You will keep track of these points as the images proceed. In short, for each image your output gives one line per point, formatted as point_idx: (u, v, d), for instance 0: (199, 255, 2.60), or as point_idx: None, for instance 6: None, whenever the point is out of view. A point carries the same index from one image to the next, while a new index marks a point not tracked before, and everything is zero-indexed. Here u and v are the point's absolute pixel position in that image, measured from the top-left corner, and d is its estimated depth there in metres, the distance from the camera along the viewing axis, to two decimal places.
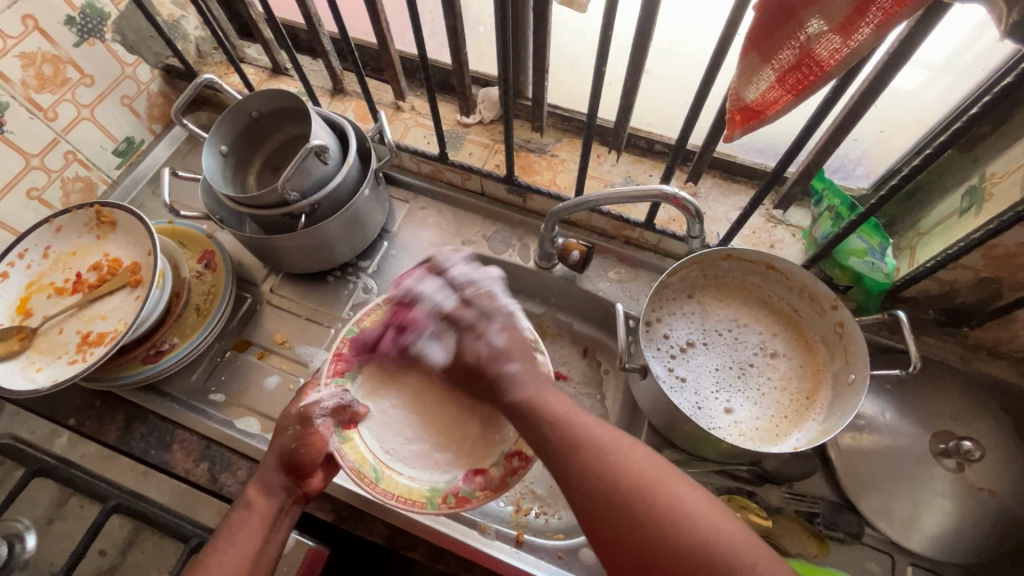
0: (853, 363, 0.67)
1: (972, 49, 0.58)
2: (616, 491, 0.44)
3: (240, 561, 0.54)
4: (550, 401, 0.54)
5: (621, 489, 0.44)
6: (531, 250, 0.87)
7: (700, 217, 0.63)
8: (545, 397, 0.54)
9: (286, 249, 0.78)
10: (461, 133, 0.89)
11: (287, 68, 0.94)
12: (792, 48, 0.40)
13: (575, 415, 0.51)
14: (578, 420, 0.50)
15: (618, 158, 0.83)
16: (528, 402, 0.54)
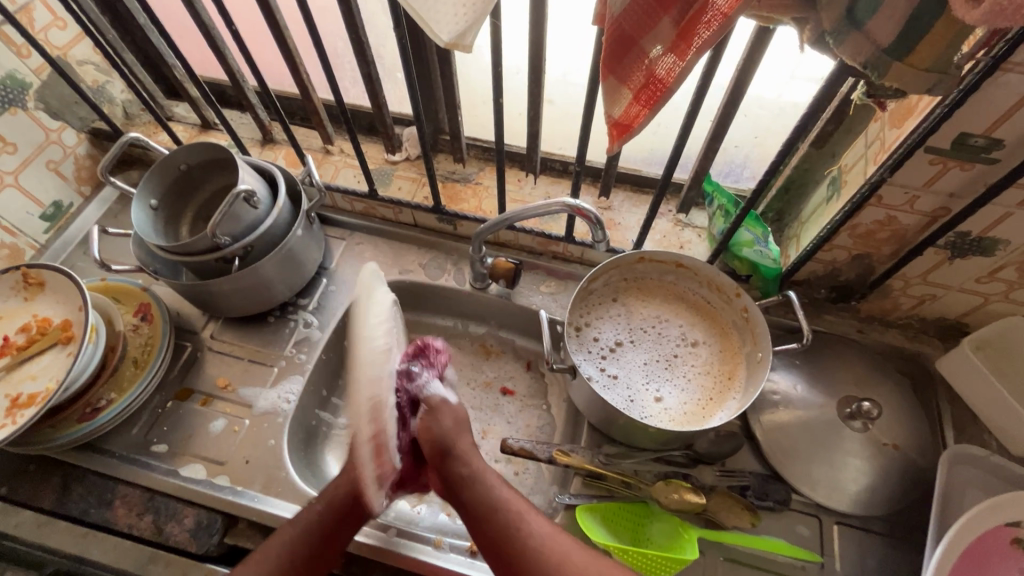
0: (760, 342, 0.74)
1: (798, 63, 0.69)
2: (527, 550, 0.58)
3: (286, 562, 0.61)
4: (510, 502, 0.62)
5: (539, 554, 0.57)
6: (466, 273, 0.92)
7: (601, 224, 0.68)
8: (516, 506, 0.61)
9: (222, 291, 0.80)
10: (389, 170, 0.94)
11: (216, 122, 0.98)
12: (641, 70, 0.47)
13: (527, 511, 0.61)
14: (529, 522, 0.60)
15: (537, 181, 0.89)
16: (502, 508, 0.61)
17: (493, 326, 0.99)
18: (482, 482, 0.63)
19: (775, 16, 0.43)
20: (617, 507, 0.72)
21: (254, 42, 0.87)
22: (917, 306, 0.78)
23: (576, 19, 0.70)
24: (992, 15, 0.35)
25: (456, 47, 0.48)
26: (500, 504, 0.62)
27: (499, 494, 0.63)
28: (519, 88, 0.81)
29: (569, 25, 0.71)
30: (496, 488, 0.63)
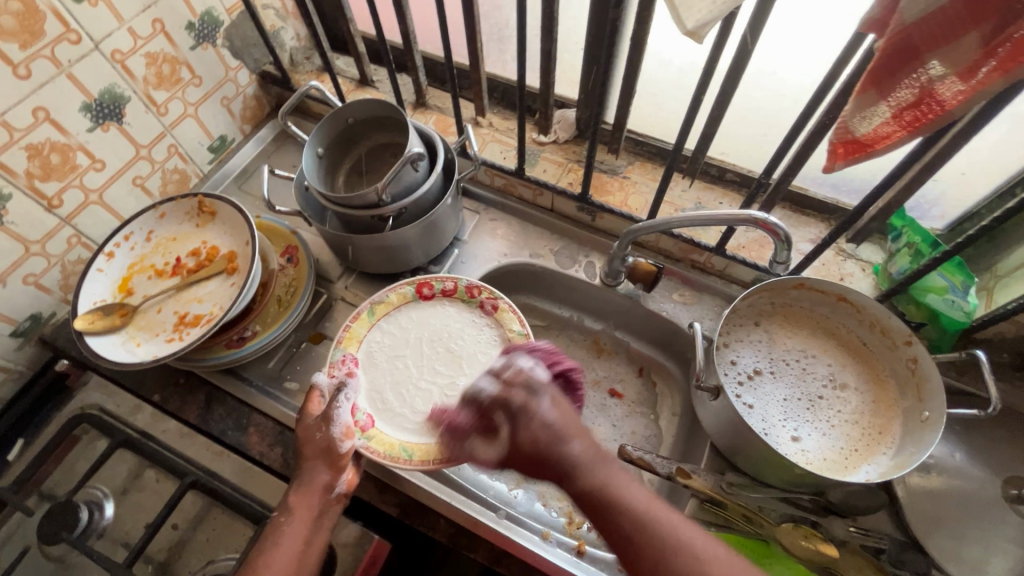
0: (927, 400, 0.66)
1: None
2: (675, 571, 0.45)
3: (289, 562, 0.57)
4: (623, 493, 0.49)
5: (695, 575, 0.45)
6: (597, 267, 0.90)
7: (789, 242, 0.64)
8: (615, 485, 0.49)
9: (366, 247, 0.81)
10: (536, 151, 0.93)
11: (373, 80, 1.00)
12: (911, 87, 0.42)
13: (653, 503, 0.49)
14: (652, 511, 0.48)
15: (690, 184, 0.85)
16: (599, 491, 0.49)
17: (610, 324, 0.96)
18: (586, 468, 0.50)
19: None
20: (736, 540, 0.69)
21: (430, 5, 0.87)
22: None
23: (801, 23, 0.61)
24: None
25: (694, 36, 0.47)
26: (613, 490, 0.49)
27: (626, 490, 0.50)
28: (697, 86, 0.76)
29: (787, 30, 0.63)
30: (620, 487, 0.49)
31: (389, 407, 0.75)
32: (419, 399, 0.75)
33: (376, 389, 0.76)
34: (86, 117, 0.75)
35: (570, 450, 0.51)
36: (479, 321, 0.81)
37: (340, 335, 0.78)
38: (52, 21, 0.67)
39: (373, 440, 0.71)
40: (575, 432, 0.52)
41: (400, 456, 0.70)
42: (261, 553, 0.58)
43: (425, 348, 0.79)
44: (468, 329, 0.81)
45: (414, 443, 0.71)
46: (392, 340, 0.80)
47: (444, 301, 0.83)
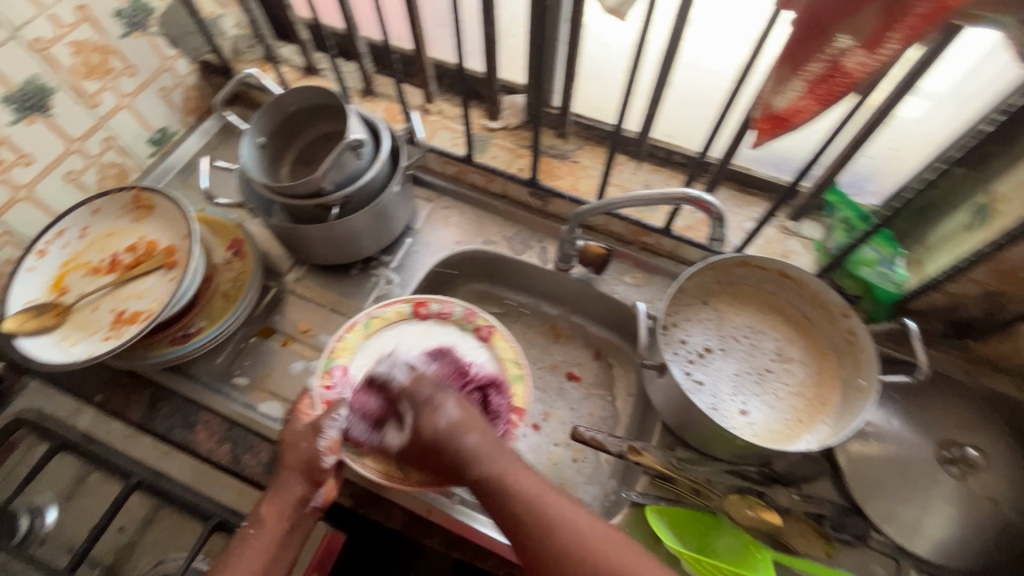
0: (864, 368, 0.68)
1: (978, 78, 0.60)
2: (564, 552, 0.50)
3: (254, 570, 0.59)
4: (513, 487, 0.54)
5: (579, 558, 0.49)
6: (550, 253, 0.90)
7: (723, 221, 0.65)
8: (509, 476, 0.55)
9: (314, 237, 0.80)
10: (486, 137, 0.92)
11: (320, 68, 0.98)
12: (821, 61, 0.43)
13: (545, 490, 0.54)
14: (543, 499, 0.53)
15: (638, 167, 0.86)
16: (495, 480, 0.55)
17: (567, 309, 0.97)
18: (472, 461, 0.56)
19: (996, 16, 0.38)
20: (684, 513, 0.71)
21: None
22: None
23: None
24: None
25: (615, 14, 0.47)
26: (506, 488, 0.54)
27: (516, 481, 0.55)
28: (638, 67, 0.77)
29: (715, 6, 0.63)
30: (513, 479, 0.55)
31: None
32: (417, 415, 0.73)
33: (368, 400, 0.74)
34: (7, 109, 0.72)
35: (462, 444, 0.56)
36: (472, 346, 0.78)
37: (331, 346, 0.76)
38: None
39: (368, 454, 0.69)
40: (466, 424, 0.58)
41: (395, 475, 0.68)
42: (224, 564, 0.60)
43: (418, 361, 0.77)
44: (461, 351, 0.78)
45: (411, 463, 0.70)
46: (387, 350, 0.78)
47: (437, 323, 0.81)
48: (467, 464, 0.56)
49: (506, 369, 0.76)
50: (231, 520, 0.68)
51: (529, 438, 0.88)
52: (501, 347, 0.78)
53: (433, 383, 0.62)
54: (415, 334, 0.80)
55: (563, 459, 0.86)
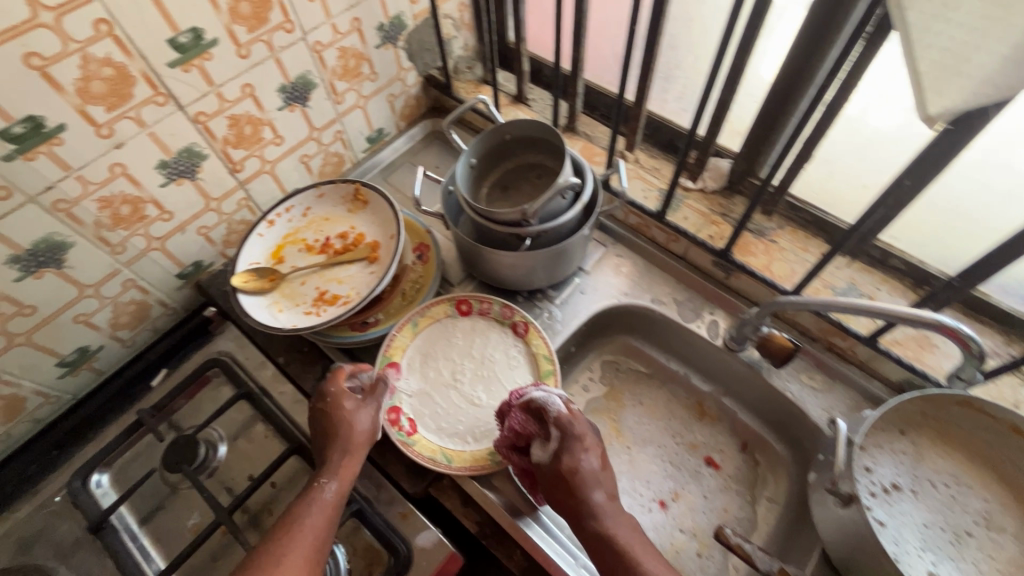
0: None
1: None
2: None
3: (316, 532, 0.61)
4: (636, 551, 0.60)
5: None
6: (721, 328, 0.85)
7: (980, 355, 0.57)
8: (635, 548, 0.60)
9: (496, 261, 0.83)
10: (680, 196, 0.90)
11: (529, 98, 1.02)
12: None
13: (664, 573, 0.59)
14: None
15: (845, 263, 0.79)
16: (619, 543, 0.61)
17: (720, 389, 0.91)
18: (599, 514, 0.63)
19: None
20: None
21: (605, 36, 0.87)
22: None
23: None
24: None
25: (930, 123, 0.43)
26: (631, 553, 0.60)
27: (636, 550, 0.60)
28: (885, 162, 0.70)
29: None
30: (636, 551, 0.60)
31: (428, 416, 0.78)
32: (464, 408, 0.79)
33: (417, 394, 0.80)
34: (280, 97, 0.82)
35: (592, 496, 0.63)
36: (511, 341, 0.84)
37: (387, 344, 0.81)
38: (277, 11, 0.74)
39: (416, 443, 0.75)
40: (600, 481, 0.65)
41: (441, 460, 0.74)
42: (299, 510, 0.62)
43: (462, 357, 0.83)
44: (499, 347, 0.84)
45: (453, 450, 0.75)
46: (436, 345, 0.84)
47: (479, 319, 0.86)
48: (592, 518, 0.63)
49: (538, 364, 0.82)
50: (367, 510, 0.70)
51: (654, 515, 0.83)
52: (539, 351, 0.82)
53: (588, 427, 0.68)
54: (467, 330, 0.85)
55: (687, 549, 0.80)
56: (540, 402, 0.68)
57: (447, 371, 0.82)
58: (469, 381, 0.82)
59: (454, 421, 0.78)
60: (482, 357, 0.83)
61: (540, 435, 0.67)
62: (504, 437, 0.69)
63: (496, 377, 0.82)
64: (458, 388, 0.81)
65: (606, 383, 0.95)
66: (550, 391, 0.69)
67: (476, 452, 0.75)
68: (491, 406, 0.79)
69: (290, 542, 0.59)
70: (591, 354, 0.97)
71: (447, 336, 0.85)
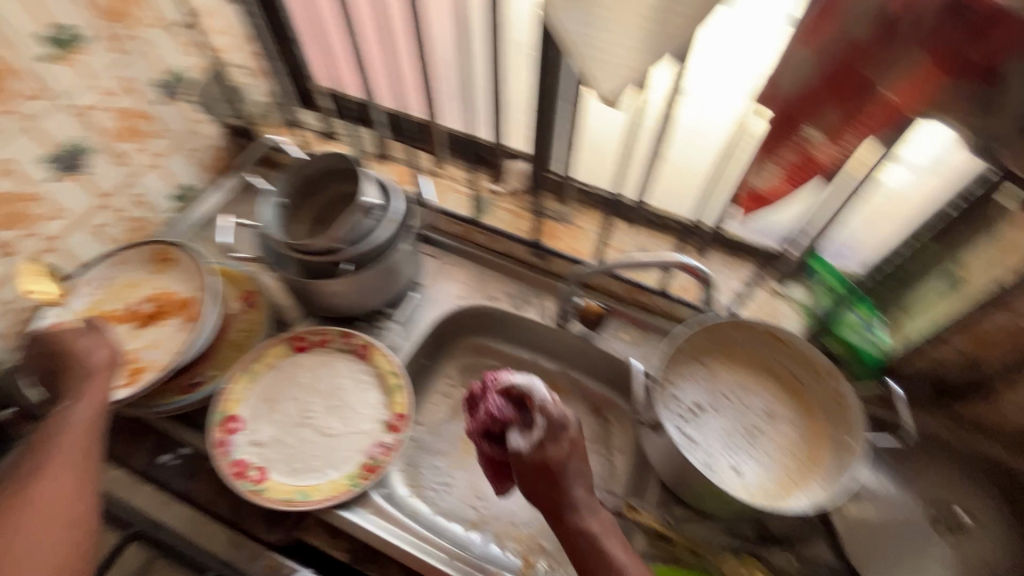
0: (850, 428, 0.71)
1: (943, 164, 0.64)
2: None
3: (82, 419, 0.63)
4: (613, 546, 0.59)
5: None
6: (550, 310, 0.94)
7: (710, 283, 0.71)
8: (608, 544, 0.59)
9: (327, 291, 0.85)
10: (491, 200, 0.98)
11: (338, 133, 1.05)
12: (793, 150, 0.49)
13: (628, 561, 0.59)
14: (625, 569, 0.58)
15: (633, 230, 0.92)
16: (593, 538, 0.59)
17: (564, 364, 0.99)
18: (578, 512, 0.60)
19: None
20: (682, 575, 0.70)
21: (389, 66, 0.94)
22: None
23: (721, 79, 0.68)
24: None
25: (609, 100, 0.52)
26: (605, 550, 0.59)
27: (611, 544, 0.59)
28: None
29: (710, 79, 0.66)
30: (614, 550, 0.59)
31: (279, 460, 0.76)
32: (318, 443, 0.78)
33: (262, 441, 0.78)
34: (49, 168, 0.77)
35: (573, 493, 0.60)
36: (356, 366, 0.85)
37: (220, 401, 0.78)
38: (21, 80, 0.70)
39: (268, 489, 0.73)
40: (584, 477, 0.62)
41: (297, 499, 0.72)
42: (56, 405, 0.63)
43: (309, 392, 0.83)
44: (347, 373, 0.85)
45: (311, 486, 0.74)
46: (279, 386, 0.82)
47: (320, 351, 0.86)
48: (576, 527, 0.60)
49: (386, 381, 0.84)
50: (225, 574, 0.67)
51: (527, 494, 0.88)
52: (382, 365, 0.85)
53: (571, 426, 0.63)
54: (307, 364, 0.85)
55: None
56: (522, 389, 0.65)
57: (294, 411, 0.81)
58: (319, 414, 0.81)
59: (308, 458, 0.77)
60: (329, 388, 0.84)
61: (519, 422, 0.64)
62: (479, 422, 0.66)
63: (347, 402, 0.83)
64: (310, 424, 0.80)
65: (466, 386, 0.99)
66: (530, 379, 0.66)
67: (336, 481, 0.75)
68: (345, 432, 0.80)
69: (54, 437, 0.60)
70: (446, 361, 1.00)
71: (290, 375, 0.84)
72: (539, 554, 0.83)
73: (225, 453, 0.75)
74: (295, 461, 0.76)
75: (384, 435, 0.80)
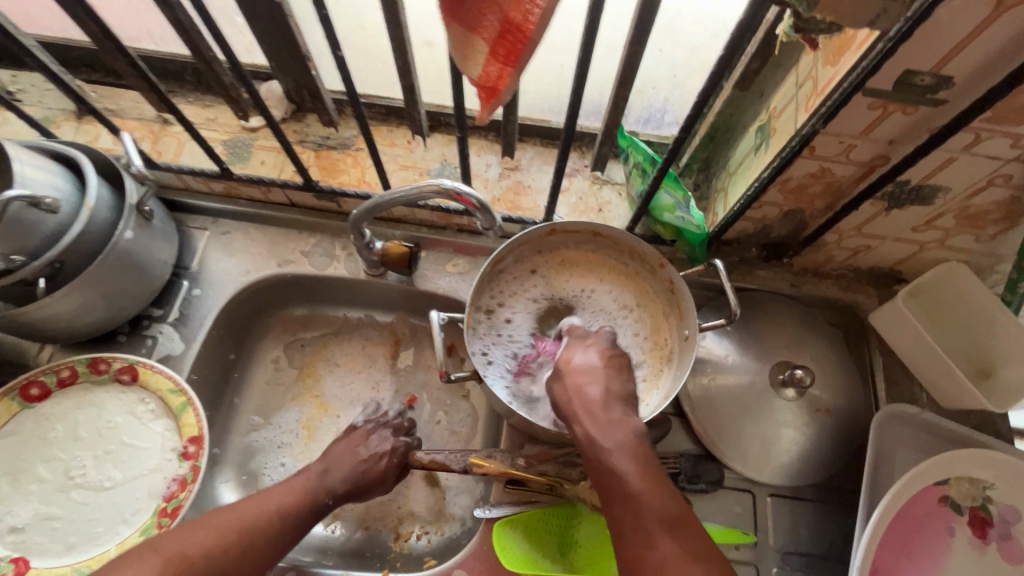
0: (686, 318, 0.65)
1: None
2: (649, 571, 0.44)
3: None
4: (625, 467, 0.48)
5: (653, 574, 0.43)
6: (359, 259, 0.79)
7: (486, 208, 0.58)
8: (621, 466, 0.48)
9: (38, 319, 0.63)
10: (247, 140, 0.78)
11: (10, 93, 0.77)
12: (490, 12, 0.33)
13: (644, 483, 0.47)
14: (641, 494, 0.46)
15: (429, 141, 0.76)
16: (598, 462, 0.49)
17: (401, 312, 0.86)
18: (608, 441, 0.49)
19: None
20: (539, 515, 0.65)
21: None
22: (852, 257, 0.73)
23: None
24: None
25: None
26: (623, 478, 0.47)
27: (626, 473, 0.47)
28: None
29: None
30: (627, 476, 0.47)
31: (45, 541, 0.60)
32: (95, 505, 0.62)
33: (16, 524, 0.60)
34: None
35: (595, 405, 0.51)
36: (123, 394, 0.67)
37: None
38: None
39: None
40: (597, 376, 0.54)
41: None
42: None
43: (69, 443, 0.64)
44: (118, 407, 0.67)
45: (96, 557, 0.60)
46: (22, 448, 0.63)
47: (64, 391, 0.66)
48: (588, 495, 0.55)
49: (168, 403, 0.67)
50: None
51: None
52: (155, 382, 0.67)
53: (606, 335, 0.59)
54: (52, 411, 0.65)
55: (426, 481, 0.78)
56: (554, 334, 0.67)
57: (48, 476, 0.63)
58: (90, 466, 0.64)
59: (85, 526, 0.61)
60: (94, 430, 0.65)
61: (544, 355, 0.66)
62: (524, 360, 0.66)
63: (124, 443, 0.65)
64: (80, 484, 0.63)
65: (296, 366, 0.84)
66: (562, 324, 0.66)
67: (126, 541, 0.61)
68: (130, 480, 0.64)
69: None
70: (264, 342, 0.84)
71: (34, 430, 0.64)
72: (410, 523, 0.77)
73: None
74: (70, 535, 0.61)
75: (179, 467, 0.65)
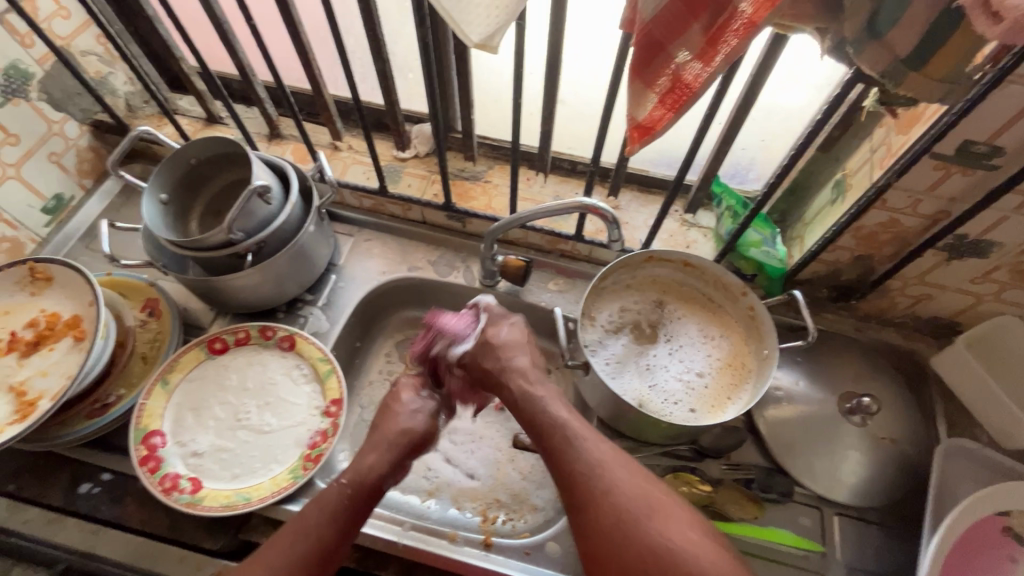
0: (765, 339, 0.76)
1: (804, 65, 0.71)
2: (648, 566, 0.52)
3: None
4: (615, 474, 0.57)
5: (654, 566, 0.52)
6: (475, 271, 0.93)
7: (617, 222, 0.72)
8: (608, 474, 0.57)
9: (234, 287, 0.79)
10: (398, 167, 0.95)
11: (222, 117, 0.98)
12: (666, 75, 0.49)
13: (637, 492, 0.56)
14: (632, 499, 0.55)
15: (546, 179, 0.92)
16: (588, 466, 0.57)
17: None
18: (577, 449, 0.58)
19: (799, 27, 0.45)
20: None
21: (263, 38, 0.88)
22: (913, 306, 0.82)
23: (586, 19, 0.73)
24: (1006, 33, 0.38)
25: (484, 48, 0.47)
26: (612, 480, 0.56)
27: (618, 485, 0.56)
28: (531, 91, 0.84)
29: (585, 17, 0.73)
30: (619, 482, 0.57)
31: (214, 467, 0.73)
32: (253, 444, 0.75)
33: (194, 451, 0.73)
34: None
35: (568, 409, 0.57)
36: (282, 358, 0.81)
37: (135, 416, 0.73)
38: None
39: (205, 498, 0.70)
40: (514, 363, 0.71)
41: (239, 502, 0.69)
42: None
43: (238, 392, 0.78)
44: (277, 368, 0.80)
45: (253, 487, 0.71)
46: (204, 391, 0.78)
47: (239, 350, 0.81)
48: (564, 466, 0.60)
49: (317, 369, 0.80)
50: None
51: (477, 453, 0.89)
52: (308, 351, 0.80)
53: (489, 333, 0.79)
54: (229, 364, 0.80)
55: (512, 472, 0.88)
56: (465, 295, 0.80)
57: (222, 416, 0.76)
58: (253, 413, 0.77)
59: (245, 460, 0.74)
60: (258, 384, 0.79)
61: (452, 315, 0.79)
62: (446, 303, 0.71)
63: (279, 398, 0.78)
64: (245, 425, 0.76)
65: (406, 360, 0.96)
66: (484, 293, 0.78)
67: (277, 476, 0.72)
68: (282, 428, 0.76)
69: None
70: (380, 337, 0.97)
71: (214, 378, 0.79)
72: (496, 508, 0.85)
73: (153, 470, 0.70)
74: (234, 466, 0.73)
75: (322, 422, 0.77)
